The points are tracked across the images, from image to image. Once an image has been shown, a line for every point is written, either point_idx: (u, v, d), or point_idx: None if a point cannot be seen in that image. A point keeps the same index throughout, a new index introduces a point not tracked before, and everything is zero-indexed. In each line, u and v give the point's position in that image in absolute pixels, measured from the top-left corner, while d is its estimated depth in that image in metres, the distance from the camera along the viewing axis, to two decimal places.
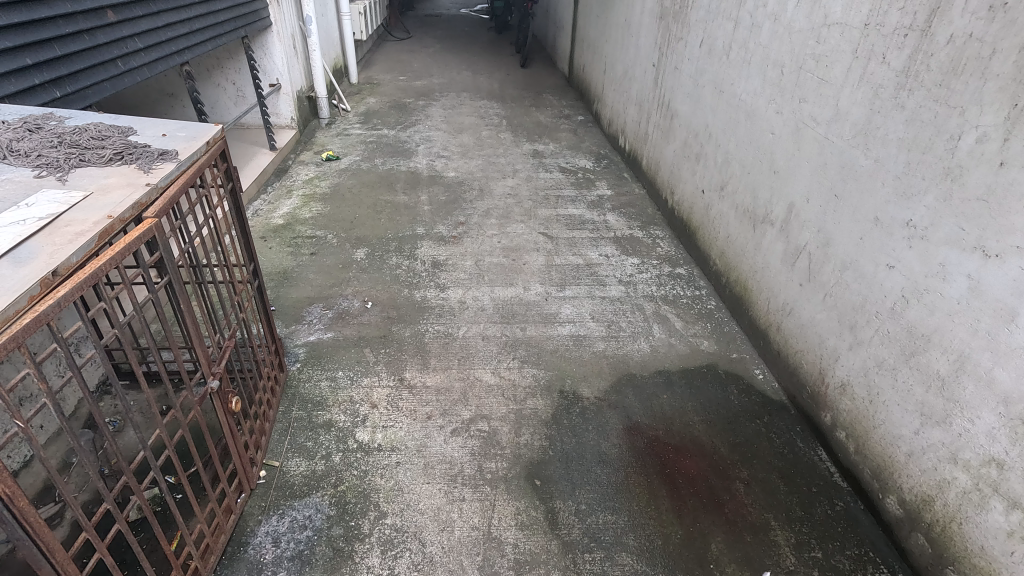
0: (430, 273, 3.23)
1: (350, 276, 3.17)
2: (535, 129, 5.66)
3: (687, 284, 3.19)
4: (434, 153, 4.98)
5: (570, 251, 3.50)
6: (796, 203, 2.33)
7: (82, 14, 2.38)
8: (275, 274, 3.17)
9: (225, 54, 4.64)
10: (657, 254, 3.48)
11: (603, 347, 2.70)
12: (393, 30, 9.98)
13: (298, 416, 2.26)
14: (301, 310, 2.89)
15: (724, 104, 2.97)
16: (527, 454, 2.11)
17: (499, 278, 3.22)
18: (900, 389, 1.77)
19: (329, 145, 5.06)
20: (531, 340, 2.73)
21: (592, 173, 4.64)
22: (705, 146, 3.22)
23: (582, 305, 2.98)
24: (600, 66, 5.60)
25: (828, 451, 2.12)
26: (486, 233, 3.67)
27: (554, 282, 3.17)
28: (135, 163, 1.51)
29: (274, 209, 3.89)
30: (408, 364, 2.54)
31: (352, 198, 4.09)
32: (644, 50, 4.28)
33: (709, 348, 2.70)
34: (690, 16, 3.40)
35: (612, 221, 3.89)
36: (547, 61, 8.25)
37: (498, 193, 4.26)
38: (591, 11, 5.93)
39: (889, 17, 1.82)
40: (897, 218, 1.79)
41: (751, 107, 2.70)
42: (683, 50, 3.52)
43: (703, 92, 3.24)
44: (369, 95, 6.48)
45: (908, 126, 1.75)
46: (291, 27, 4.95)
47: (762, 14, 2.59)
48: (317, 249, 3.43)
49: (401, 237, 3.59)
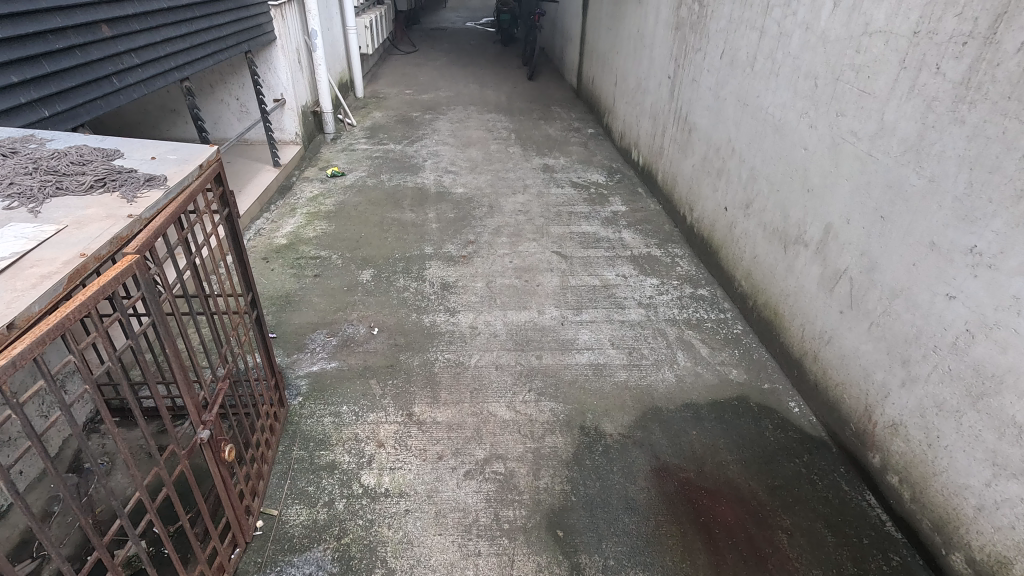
0: (440, 296, 3.08)
1: (356, 301, 3.02)
2: (545, 142, 5.53)
3: (711, 306, 3.02)
4: (441, 168, 4.84)
5: (585, 271, 3.34)
6: (835, 224, 2.17)
7: (73, 29, 2.25)
8: (277, 298, 3.02)
9: (228, 69, 4.54)
10: (677, 274, 3.31)
11: (625, 377, 2.52)
12: (399, 44, 9.94)
13: (299, 457, 2.09)
14: (303, 337, 2.73)
15: (749, 118, 2.82)
16: (547, 500, 1.94)
17: (512, 301, 3.06)
18: (967, 435, 1.59)
19: (334, 161, 4.94)
20: (547, 369, 2.56)
21: (605, 189, 4.49)
22: (728, 162, 3.06)
23: (601, 331, 2.81)
24: (611, 78, 5.47)
25: (878, 496, 1.94)
26: (497, 253, 3.51)
27: (570, 305, 3.00)
28: (117, 190, 1.36)
29: (277, 228, 3.75)
30: (417, 397, 2.37)
31: (357, 216, 3.95)
32: (658, 62, 4.15)
33: (738, 378, 2.52)
34: (709, 26, 3.26)
35: (628, 239, 3.73)
36: (554, 73, 8.15)
37: (508, 210, 4.11)
38: (601, 22, 5.82)
39: (944, 24, 1.66)
40: (958, 244, 1.63)
41: (779, 121, 2.54)
42: (701, 61, 3.38)
43: (724, 104, 3.09)
44: (375, 109, 6.38)
45: (969, 143, 1.59)
46: (296, 41, 4.85)
47: (791, 23, 2.44)
48: (322, 270, 3.28)
49: (409, 257, 3.44)
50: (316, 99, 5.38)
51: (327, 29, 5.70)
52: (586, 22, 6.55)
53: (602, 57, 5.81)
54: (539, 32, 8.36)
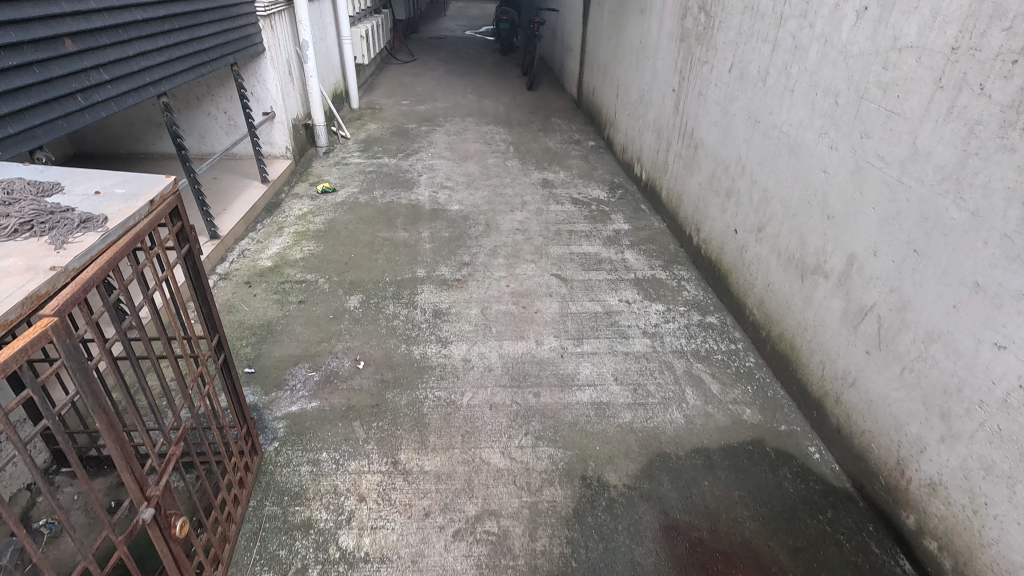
0: (432, 324, 2.89)
1: (342, 330, 2.83)
2: (544, 155, 5.36)
3: (720, 336, 2.84)
4: (437, 183, 4.67)
5: (586, 295, 3.15)
6: (859, 255, 1.98)
7: (31, 43, 2.07)
8: (258, 327, 2.84)
9: (216, 82, 4.38)
10: (684, 300, 3.12)
11: (629, 417, 2.33)
12: (397, 53, 9.81)
13: (271, 513, 1.90)
14: (283, 372, 2.55)
15: (761, 136, 2.64)
16: (544, 566, 1.75)
17: (508, 330, 2.87)
18: (1020, 506, 1.40)
19: (326, 176, 4.77)
20: (546, 408, 2.37)
21: (607, 205, 4.31)
22: (738, 182, 2.88)
23: (603, 364, 2.62)
24: (612, 90, 5.31)
25: (912, 561, 1.75)
26: (493, 276, 3.33)
27: (570, 335, 2.81)
28: (45, 236, 1.18)
29: (263, 248, 3.57)
30: (404, 442, 2.18)
31: (347, 236, 3.77)
32: (662, 74, 3.98)
33: (752, 419, 2.32)
34: (717, 38, 3.09)
35: (631, 260, 3.55)
36: (554, 83, 8.00)
37: (506, 228, 3.93)
38: (602, 32, 5.67)
39: (988, 40, 1.48)
40: (1007, 287, 1.44)
41: (795, 140, 2.36)
42: (708, 74, 3.21)
43: (734, 121, 2.91)
44: (370, 121, 6.22)
45: (1020, 173, 1.40)
46: (286, 52, 4.69)
47: (807, 36, 2.26)
48: (307, 296, 3.10)
49: (400, 281, 3.25)
50: (308, 112, 5.22)
51: (320, 39, 5.54)
52: (586, 32, 6.40)
53: (603, 67, 5.65)
54: (538, 41, 8.22)
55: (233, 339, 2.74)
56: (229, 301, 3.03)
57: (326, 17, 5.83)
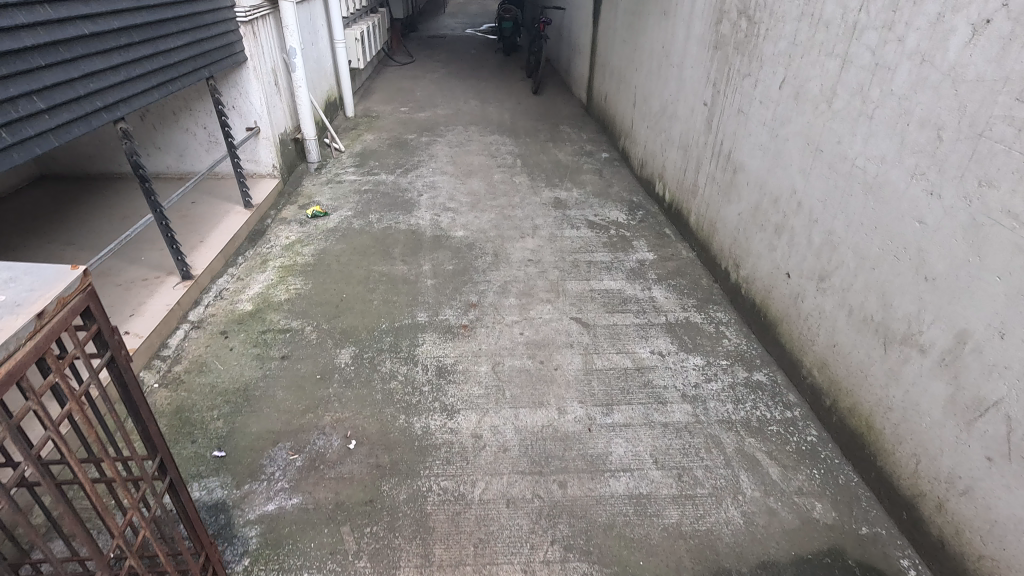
0: (435, 386, 2.49)
1: (332, 395, 2.43)
2: (555, 170, 4.93)
3: (773, 399, 2.43)
4: (439, 204, 4.26)
5: (613, 346, 2.74)
6: (975, 332, 1.58)
7: None
8: (234, 392, 2.44)
9: (193, 95, 3.96)
10: (725, 351, 2.72)
11: (677, 517, 1.93)
12: (394, 54, 9.36)
13: None
14: (261, 454, 2.14)
15: (823, 168, 2.23)
16: None
17: (524, 392, 2.46)
18: None
19: (317, 196, 4.36)
20: (575, 503, 1.96)
21: (627, 231, 3.89)
22: (791, 219, 2.47)
23: (639, 440, 2.22)
24: (629, 98, 4.89)
25: None
26: (504, 322, 2.93)
27: (597, 400, 2.41)
28: None
29: (244, 288, 3.17)
30: (404, 556, 1.79)
31: (339, 271, 3.37)
32: (690, 86, 3.56)
33: (826, 518, 1.92)
34: (762, 48, 2.67)
35: (660, 299, 3.14)
36: (560, 86, 7.59)
37: (516, 258, 3.52)
38: (615, 35, 5.25)
39: None
40: None
41: (873, 177, 1.96)
42: (751, 89, 2.79)
43: (785, 145, 2.50)
44: (366, 131, 5.79)
45: None
46: (272, 60, 4.27)
47: (893, 52, 1.85)
48: (292, 349, 2.70)
49: (398, 329, 2.85)
50: (298, 125, 4.80)
51: (310, 45, 5.12)
52: (597, 34, 5.98)
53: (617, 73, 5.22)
54: (543, 42, 7.80)
55: (203, 409, 2.34)
56: (201, 357, 2.63)
57: (316, 21, 5.40)
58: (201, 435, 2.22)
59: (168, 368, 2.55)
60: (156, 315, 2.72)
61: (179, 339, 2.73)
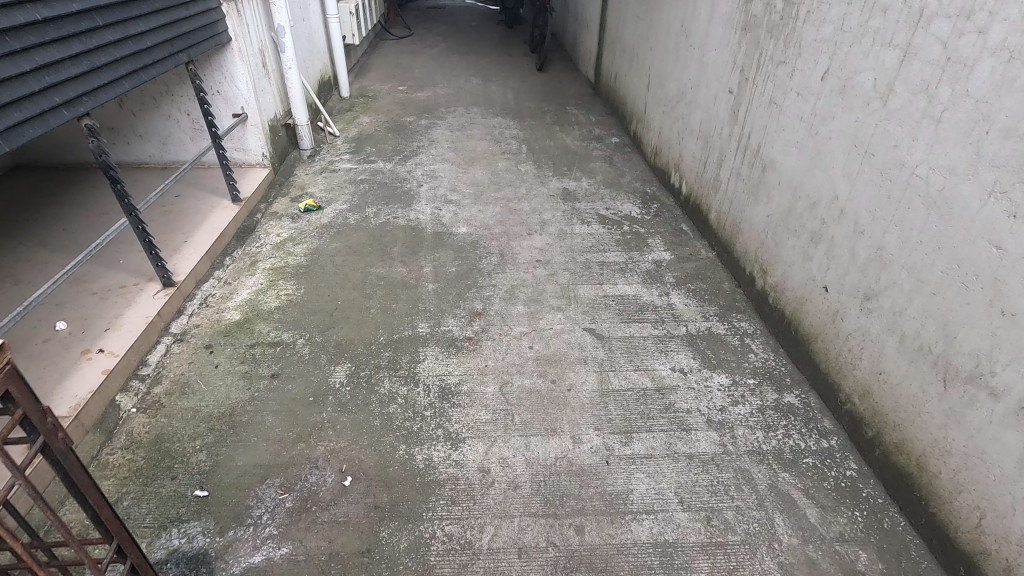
0: (438, 409, 2.29)
1: (325, 421, 2.23)
2: (563, 157, 4.65)
3: (807, 426, 2.22)
4: (440, 196, 3.99)
5: (630, 362, 2.53)
6: None
7: None
8: (219, 418, 2.23)
9: (174, 79, 3.66)
10: (752, 369, 2.50)
11: (707, 570, 1.74)
12: (391, 27, 8.94)
13: None
14: (247, 493, 1.95)
15: (873, 175, 1.99)
16: None
17: (535, 417, 2.26)
18: None
19: (310, 187, 4.10)
20: (594, 554, 1.78)
21: (641, 227, 3.64)
22: (830, 227, 2.23)
23: (662, 476, 2.03)
24: (642, 80, 4.58)
25: None
26: (512, 333, 2.71)
27: (615, 427, 2.21)
28: None
29: (232, 294, 2.95)
30: None
31: (334, 274, 3.14)
32: (713, 71, 3.27)
33: (872, 572, 1.73)
34: (802, 33, 2.39)
35: (679, 306, 2.91)
36: (566, 63, 7.23)
37: (524, 259, 3.28)
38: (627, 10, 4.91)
39: None
40: None
41: (937, 191, 1.72)
42: (786, 78, 2.52)
43: (826, 145, 2.25)
44: (362, 113, 5.48)
45: None
46: (259, 40, 3.96)
47: (972, 47, 1.59)
48: (283, 366, 2.49)
49: (397, 342, 2.64)
50: (289, 109, 4.51)
51: (301, 21, 4.78)
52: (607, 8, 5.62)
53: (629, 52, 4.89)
54: (548, 15, 7.40)
55: (185, 439, 2.14)
56: (184, 376, 2.42)
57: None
58: (182, 470, 2.03)
59: (147, 390, 2.34)
60: (134, 329, 2.51)
61: (159, 355, 2.51)
